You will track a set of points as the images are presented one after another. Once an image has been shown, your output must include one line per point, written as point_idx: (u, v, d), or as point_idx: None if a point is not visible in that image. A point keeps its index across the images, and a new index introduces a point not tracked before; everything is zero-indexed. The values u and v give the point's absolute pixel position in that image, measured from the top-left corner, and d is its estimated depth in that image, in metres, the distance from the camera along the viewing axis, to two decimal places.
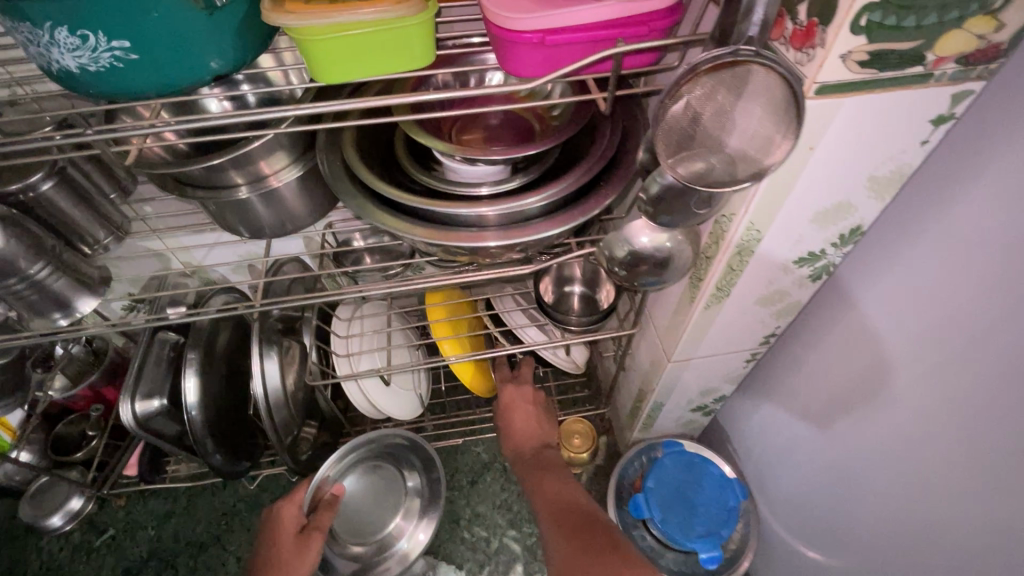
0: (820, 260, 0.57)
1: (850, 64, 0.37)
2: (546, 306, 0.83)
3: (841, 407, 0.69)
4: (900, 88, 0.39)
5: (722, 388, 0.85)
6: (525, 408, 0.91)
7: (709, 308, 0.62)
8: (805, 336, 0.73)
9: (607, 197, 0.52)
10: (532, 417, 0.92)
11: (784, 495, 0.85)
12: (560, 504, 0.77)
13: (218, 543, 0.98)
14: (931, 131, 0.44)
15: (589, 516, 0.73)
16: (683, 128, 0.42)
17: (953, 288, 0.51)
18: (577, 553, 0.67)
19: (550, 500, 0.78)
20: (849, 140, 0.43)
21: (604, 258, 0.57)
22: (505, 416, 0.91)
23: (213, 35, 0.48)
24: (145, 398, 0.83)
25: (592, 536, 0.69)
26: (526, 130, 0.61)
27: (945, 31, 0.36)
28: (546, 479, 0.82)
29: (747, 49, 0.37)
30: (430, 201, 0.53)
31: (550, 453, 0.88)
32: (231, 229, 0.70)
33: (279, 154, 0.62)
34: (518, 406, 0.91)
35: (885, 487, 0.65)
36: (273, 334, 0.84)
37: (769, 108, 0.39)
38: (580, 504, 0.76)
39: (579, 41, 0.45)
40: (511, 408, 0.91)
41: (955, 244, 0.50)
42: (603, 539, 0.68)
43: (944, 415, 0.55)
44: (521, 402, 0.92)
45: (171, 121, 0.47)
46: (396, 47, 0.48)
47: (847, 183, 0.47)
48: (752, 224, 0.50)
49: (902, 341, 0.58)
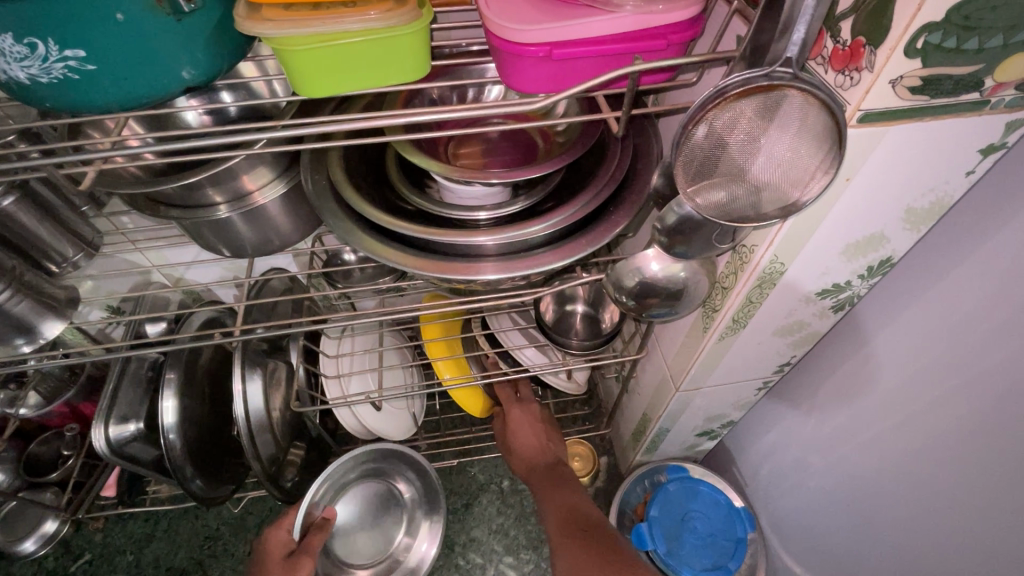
0: (844, 291, 0.53)
1: (900, 91, 0.32)
2: (547, 328, 0.78)
3: (864, 445, 0.64)
4: (951, 116, 0.35)
5: (730, 415, 0.81)
6: (531, 427, 0.87)
7: (723, 339, 0.58)
8: (822, 363, 0.68)
9: (618, 225, 0.48)
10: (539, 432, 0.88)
11: (795, 528, 0.81)
12: (572, 514, 0.73)
13: (200, 569, 0.94)
14: (978, 161, 0.39)
15: (596, 522, 0.72)
16: (706, 156, 0.37)
17: (1003, 331, 0.45)
18: (586, 558, 0.65)
19: (562, 514, 0.74)
20: (889, 171, 0.39)
21: (612, 287, 0.53)
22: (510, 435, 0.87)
23: (182, 43, 0.43)
24: (120, 422, 0.78)
25: (597, 541, 0.68)
26: (529, 146, 0.57)
27: (1008, 54, 0.31)
28: (556, 491, 0.78)
29: (784, 72, 0.32)
30: (422, 228, 0.48)
31: (564, 467, 0.84)
32: (211, 247, 0.65)
33: (260, 168, 0.57)
34: (525, 425, 0.87)
35: (914, 534, 0.59)
36: (256, 354, 0.79)
37: (804, 137, 0.35)
38: (588, 512, 0.74)
39: (590, 55, 0.41)
40: (516, 426, 0.87)
41: (1005, 283, 0.44)
42: (608, 543, 0.67)
43: (989, 469, 0.49)
44: (527, 422, 0.88)
45: (147, 138, 0.40)
46: (387, 60, 0.43)
47: (882, 215, 0.43)
48: (776, 256, 0.46)
49: (938, 381, 0.52)
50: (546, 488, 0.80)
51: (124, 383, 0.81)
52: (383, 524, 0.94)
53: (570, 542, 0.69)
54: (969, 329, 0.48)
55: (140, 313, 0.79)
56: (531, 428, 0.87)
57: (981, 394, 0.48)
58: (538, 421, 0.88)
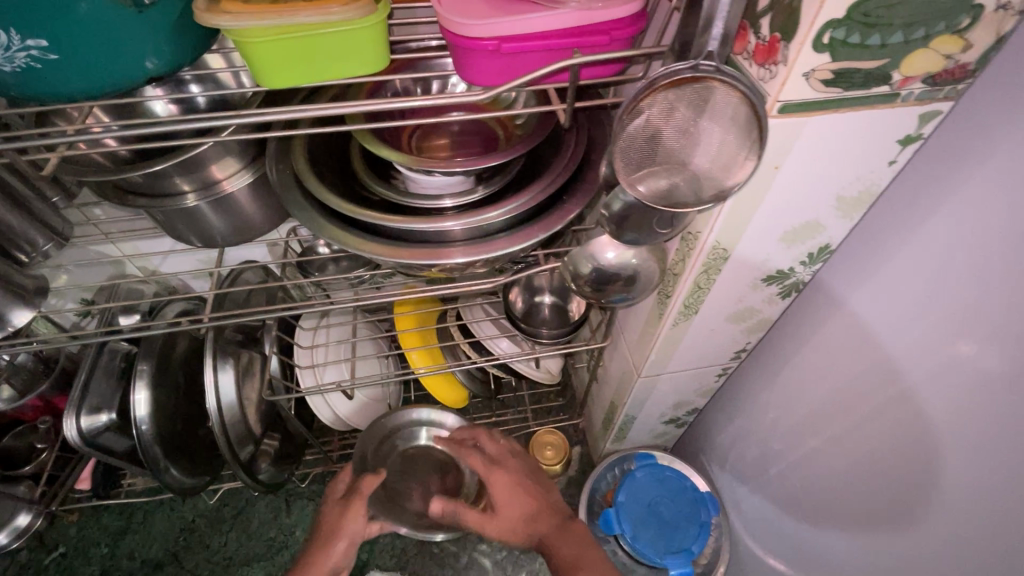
0: (789, 278, 0.55)
1: (814, 83, 0.35)
2: (515, 318, 0.80)
3: (823, 431, 0.65)
4: (867, 107, 0.37)
5: (695, 402, 0.84)
6: (524, 486, 0.70)
7: (678, 325, 0.60)
8: (779, 350, 0.70)
9: (570, 212, 0.50)
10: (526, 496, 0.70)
11: (760, 512, 0.83)
12: None
13: (175, 561, 0.95)
14: (898, 151, 0.42)
15: None
16: (643, 145, 0.40)
17: (941, 310, 0.47)
18: None
19: None
20: (815, 161, 0.41)
21: (569, 274, 0.55)
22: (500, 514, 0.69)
23: (145, 35, 0.45)
24: (92, 413, 0.78)
25: None
26: (489, 137, 0.58)
27: (912, 50, 0.34)
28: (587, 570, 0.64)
29: (708, 65, 0.35)
30: (383, 216, 0.50)
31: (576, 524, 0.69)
32: (181, 238, 0.66)
33: (228, 158, 0.58)
34: (513, 489, 0.69)
35: (876, 517, 0.60)
36: (229, 345, 0.80)
37: (730, 127, 0.37)
38: None
39: (537, 49, 0.43)
40: (501, 496, 0.69)
41: (942, 263, 0.46)
42: None
43: (938, 448, 0.51)
44: (514, 483, 0.70)
45: (111, 126, 0.41)
46: (345, 53, 0.45)
47: (815, 203, 0.46)
48: (718, 243, 0.48)
49: (886, 364, 0.54)
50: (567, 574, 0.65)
51: (97, 374, 0.81)
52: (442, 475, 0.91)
53: None
54: (910, 311, 0.50)
55: (113, 303, 0.80)
56: (523, 488, 0.70)
57: (926, 374, 0.50)
58: (526, 476, 0.72)
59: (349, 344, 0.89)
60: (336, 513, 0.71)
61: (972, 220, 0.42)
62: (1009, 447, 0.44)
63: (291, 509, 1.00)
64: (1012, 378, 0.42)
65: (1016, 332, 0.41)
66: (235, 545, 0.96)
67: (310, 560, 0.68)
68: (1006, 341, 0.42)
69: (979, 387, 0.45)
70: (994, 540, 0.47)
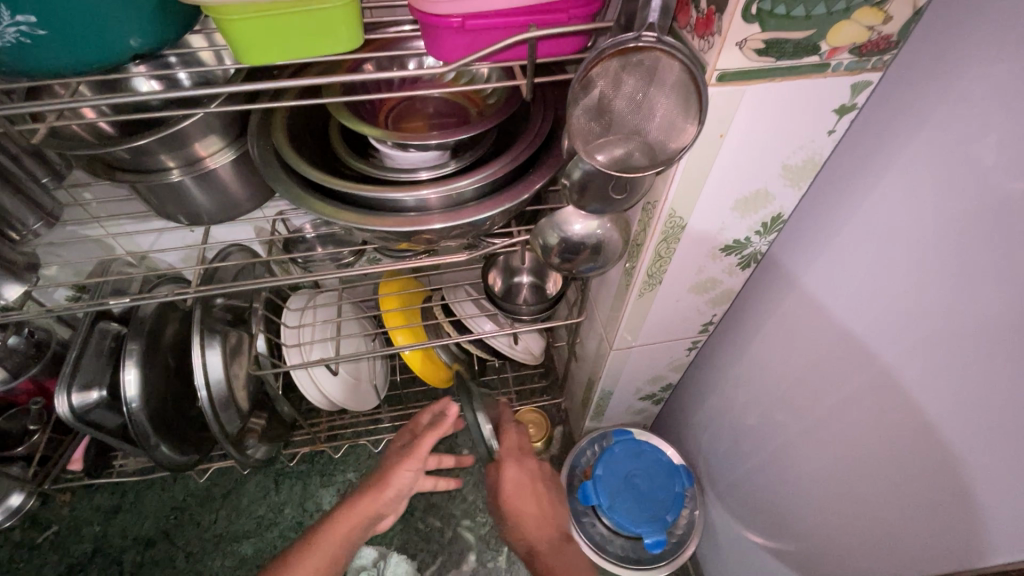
0: (747, 248, 0.59)
1: (747, 52, 0.38)
2: (495, 296, 0.83)
3: (784, 399, 0.69)
4: (801, 76, 0.41)
5: (669, 376, 0.87)
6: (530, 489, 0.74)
7: (644, 295, 0.63)
8: (746, 324, 0.73)
9: (536, 182, 0.53)
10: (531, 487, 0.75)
11: (729, 484, 0.86)
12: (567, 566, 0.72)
13: (166, 539, 0.97)
14: (836, 121, 0.45)
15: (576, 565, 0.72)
16: (597, 115, 0.42)
17: (883, 275, 0.51)
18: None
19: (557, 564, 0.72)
20: (756, 130, 0.44)
21: (539, 245, 0.58)
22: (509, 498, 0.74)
23: (130, 13, 0.47)
24: (83, 390, 0.80)
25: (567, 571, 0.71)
26: (462, 115, 0.61)
27: (836, 22, 0.37)
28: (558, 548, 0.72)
29: (649, 36, 0.38)
30: (356, 185, 0.52)
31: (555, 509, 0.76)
32: (168, 216, 0.69)
33: (212, 136, 0.61)
34: (523, 489, 0.74)
35: (835, 479, 0.63)
36: (217, 322, 0.82)
37: (676, 95, 0.40)
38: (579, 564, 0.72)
39: (500, 26, 0.46)
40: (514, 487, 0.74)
41: (884, 230, 0.49)
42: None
43: (885, 406, 0.54)
44: (525, 484, 0.74)
45: (96, 97, 0.44)
46: (322, 31, 0.47)
47: (763, 170, 0.49)
48: (673, 211, 0.51)
49: (839, 330, 0.58)
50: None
51: (88, 353, 0.83)
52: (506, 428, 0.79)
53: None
54: (859, 277, 0.53)
55: (104, 282, 0.82)
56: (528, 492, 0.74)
57: (873, 334, 0.53)
58: (535, 483, 0.75)
59: (334, 324, 0.91)
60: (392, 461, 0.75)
61: (908, 187, 0.46)
62: (952, 398, 0.46)
63: (279, 488, 1.02)
64: (947, 332, 0.45)
65: (951, 287, 0.44)
66: (225, 523, 0.99)
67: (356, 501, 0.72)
68: (941, 298, 0.45)
69: (918, 343, 0.48)
70: (933, 492, 0.50)
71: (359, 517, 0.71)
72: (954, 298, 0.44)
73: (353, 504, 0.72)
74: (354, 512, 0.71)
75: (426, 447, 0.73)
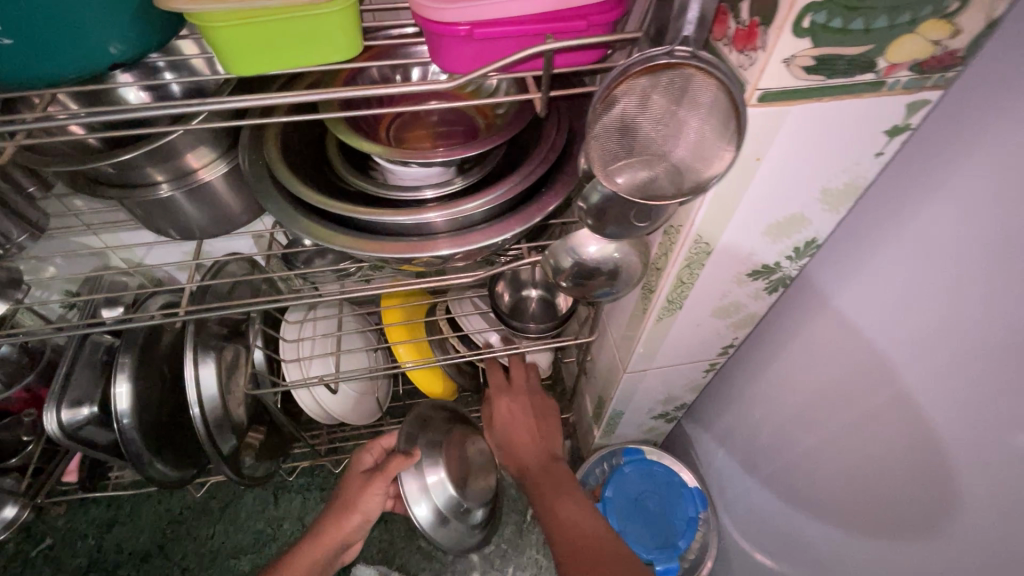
0: (776, 273, 0.54)
1: (794, 70, 0.33)
2: (503, 313, 0.79)
3: (808, 429, 0.65)
4: (852, 96, 0.36)
5: (684, 397, 0.83)
6: (525, 419, 0.82)
7: (662, 320, 0.59)
8: (768, 345, 0.69)
9: (549, 205, 0.48)
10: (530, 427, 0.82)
11: (742, 506, 0.82)
12: (573, 523, 0.70)
13: (163, 553, 0.94)
14: (886, 142, 0.41)
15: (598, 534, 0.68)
16: (618, 137, 0.38)
17: (929, 311, 0.46)
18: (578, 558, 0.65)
19: (562, 528, 0.69)
20: (796, 152, 0.40)
21: (549, 267, 0.53)
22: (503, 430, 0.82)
23: (107, 17, 0.43)
24: (73, 406, 0.77)
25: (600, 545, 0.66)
26: (470, 127, 0.57)
27: (897, 35, 0.33)
28: (556, 501, 0.73)
29: (683, 51, 0.33)
30: (353, 207, 0.48)
31: (559, 466, 0.79)
32: (158, 231, 0.65)
33: (202, 147, 0.58)
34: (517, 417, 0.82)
35: (862, 508, 0.60)
36: (212, 338, 0.79)
37: (709, 118, 0.36)
38: (592, 530, 0.69)
39: (512, 35, 0.41)
40: (508, 418, 0.82)
41: (931, 263, 0.45)
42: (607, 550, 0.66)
43: (928, 447, 0.50)
44: (519, 412, 0.82)
45: (78, 112, 0.40)
46: (316, 38, 0.43)
47: (799, 195, 0.44)
48: (699, 236, 0.47)
49: (875, 365, 0.53)
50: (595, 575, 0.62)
51: (79, 366, 0.80)
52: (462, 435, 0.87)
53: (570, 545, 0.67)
54: (897, 308, 0.49)
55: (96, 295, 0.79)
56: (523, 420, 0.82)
57: (916, 373, 0.49)
58: (529, 413, 0.82)
59: (335, 338, 0.87)
60: (357, 486, 0.76)
61: (963, 218, 0.41)
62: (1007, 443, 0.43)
63: (279, 502, 1.00)
64: (1005, 374, 0.41)
65: (1010, 327, 0.40)
66: (222, 538, 0.96)
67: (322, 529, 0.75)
68: (998, 339, 0.41)
69: (971, 386, 0.44)
70: (987, 542, 0.47)
71: (327, 544, 0.74)
72: (1014, 341, 0.40)
73: (319, 533, 0.75)
74: (321, 538, 0.74)
75: (391, 470, 0.75)
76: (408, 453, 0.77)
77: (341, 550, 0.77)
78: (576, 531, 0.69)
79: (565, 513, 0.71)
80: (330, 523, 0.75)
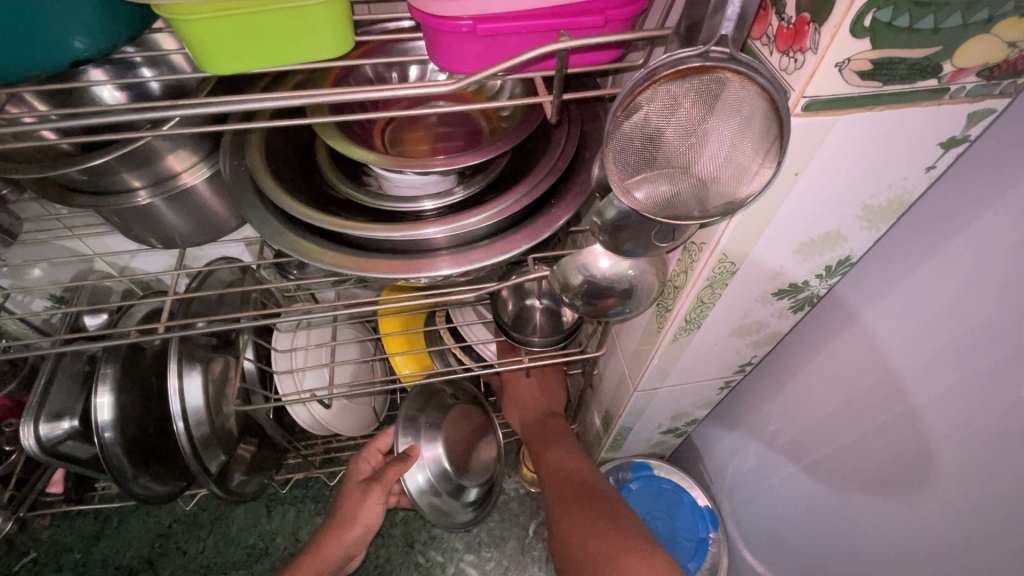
0: (803, 292, 0.50)
1: (848, 75, 0.29)
2: (504, 325, 0.75)
3: (819, 456, 0.61)
4: (908, 104, 0.32)
5: (694, 412, 0.79)
6: (528, 385, 0.86)
7: (677, 340, 0.55)
8: (784, 360, 0.64)
9: (560, 219, 0.44)
10: (536, 392, 0.85)
11: (752, 527, 0.78)
12: (565, 474, 0.69)
13: (150, 569, 0.91)
14: (939, 156, 0.37)
15: (593, 485, 0.66)
16: (641, 148, 0.33)
17: (962, 348, 0.42)
18: (573, 519, 0.61)
19: (556, 475, 0.69)
20: (840, 165, 0.36)
21: (558, 286, 0.49)
22: (510, 393, 0.87)
23: (71, 8, 0.39)
24: (53, 420, 0.74)
25: (592, 501, 0.62)
26: (472, 131, 0.53)
27: (970, 36, 0.28)
28: (550, 450, 0.74)
29: (720, 52, 0.29)
30: (342, 221, 0.43)
31: (556, 422, 0.80)
32: (137, 238, 0.61)
33: (182, 150, 0.53)
34: (524, 384, 0.86)
35: (872, 542, 0.56)
36: (199, 348, 0.75)
37: (747, 129, 0.31)
38: (584, 473, 0.68)
39: (520, 32, 0.37)
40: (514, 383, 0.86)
41: (964, 295, 0.41)
42: (603, 505, 0.62)
43: (948, 492, 0.46)
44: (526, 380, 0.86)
45: (52, 114, 0.34)
46: (301, 33, 0.39)
47: (836, 211, 0.40)
48: (725, 255, 0.43)
49: (897, 395, 0.49)
50: (581, 509, 0.62)
51: (59, 377, 0.76)
52: (475, 423, 0.86)
53: (562, 492, 0.66)
54: (927, 332, 0.44)
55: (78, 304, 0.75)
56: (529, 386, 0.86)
57: (943, 409, 0.45)
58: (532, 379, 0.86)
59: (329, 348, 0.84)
60: (355, 496, 0.72)
61: (1002, 248, 0.37)
62: None
63: (271, 515, 0.96)
64: None
65: None
66: (213, 552, 0.93)
67: (323, 540, 0.71)
68: None
69: (1003, 435, 0.40)
70: None
71: (324, 561, 0.70)
72: None
73: (320, 544, 0.71)
74: (320, 553, 0.70)
75: (389, 479, 0.71)
76: (409, 454, 0.74)
77: (344, 561, 0.74)
78: (569, 475, 0.68)
79: (555, 460, 0.72)
80: (329, 536, 0.71)
